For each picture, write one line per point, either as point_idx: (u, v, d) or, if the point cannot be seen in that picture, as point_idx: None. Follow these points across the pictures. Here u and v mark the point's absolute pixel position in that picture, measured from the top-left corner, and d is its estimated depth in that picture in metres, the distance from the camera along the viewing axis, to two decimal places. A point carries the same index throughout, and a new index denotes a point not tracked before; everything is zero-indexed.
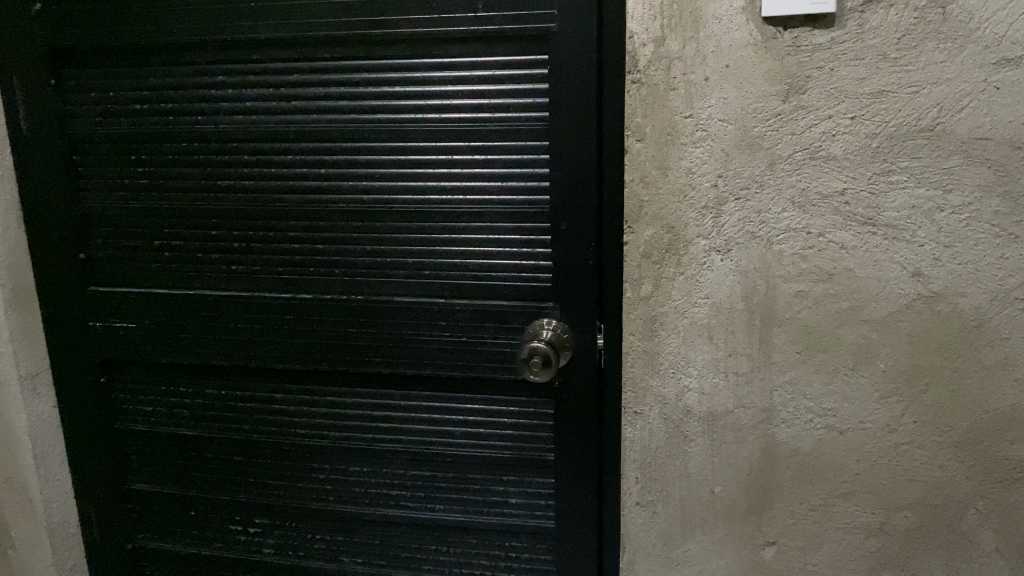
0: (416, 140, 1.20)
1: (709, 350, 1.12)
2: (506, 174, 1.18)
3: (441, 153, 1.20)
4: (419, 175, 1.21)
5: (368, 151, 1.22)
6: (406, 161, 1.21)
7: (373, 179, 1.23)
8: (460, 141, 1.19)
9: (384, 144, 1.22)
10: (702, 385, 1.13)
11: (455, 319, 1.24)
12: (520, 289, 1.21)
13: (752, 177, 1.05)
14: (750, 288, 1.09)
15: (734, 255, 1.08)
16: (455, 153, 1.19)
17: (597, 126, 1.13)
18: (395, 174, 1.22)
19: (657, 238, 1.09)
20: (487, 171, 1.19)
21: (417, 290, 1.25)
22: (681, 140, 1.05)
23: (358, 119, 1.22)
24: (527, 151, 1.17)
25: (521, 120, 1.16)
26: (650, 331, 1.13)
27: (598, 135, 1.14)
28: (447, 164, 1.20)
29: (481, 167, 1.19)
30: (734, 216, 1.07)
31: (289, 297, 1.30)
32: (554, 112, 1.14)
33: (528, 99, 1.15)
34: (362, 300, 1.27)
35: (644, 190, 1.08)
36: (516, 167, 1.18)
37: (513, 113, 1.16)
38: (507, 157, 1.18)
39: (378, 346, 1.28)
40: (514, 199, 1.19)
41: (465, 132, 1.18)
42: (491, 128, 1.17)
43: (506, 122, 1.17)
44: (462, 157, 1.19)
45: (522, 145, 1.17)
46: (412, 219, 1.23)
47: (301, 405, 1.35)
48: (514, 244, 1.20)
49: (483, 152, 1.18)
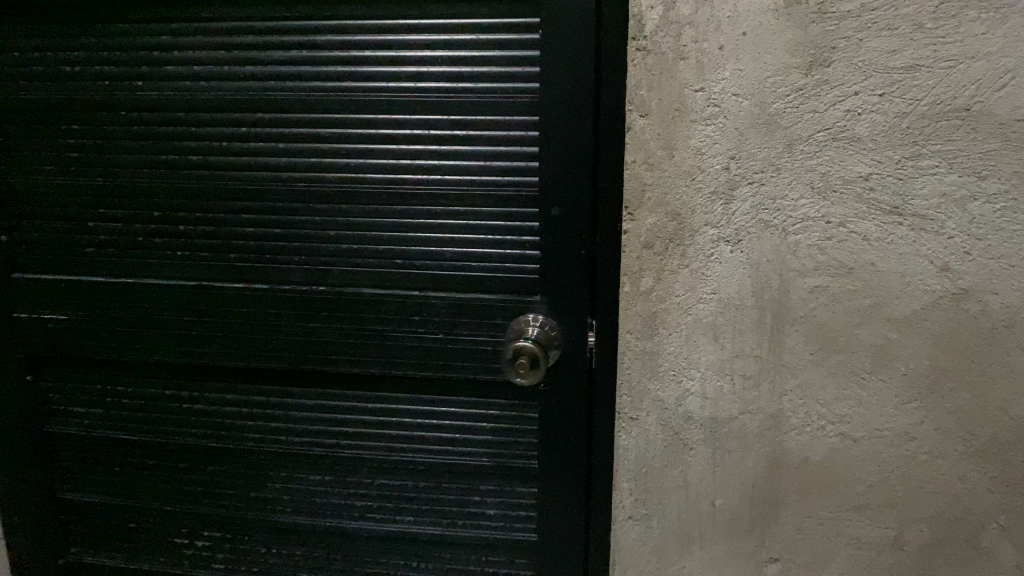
0: (387, 112, 1.07)
1: (714, 351, 1.01)
2: (490, 152, 1.06)
3: (416, 127, 1.07)
4: (391, 152, 1.08)
5: (334, 124, 1.09)
6: (377, 136, 1.08)
7: (338, 155, 1.10)
8: (438, 115, 1.06)
9: (352, 115, 1.08)
10: (705, 389, 1.03)
11: (431, 313, 1.12)
12: (504, 281, 1.09)
13: (768, 159, 0.94)
14: (761, 284, 0.98)
15: (745, 245, 0.97)
16: (433, 127, 1.06)
17: (594, 100, 1.02)
18: (365, 151, 1.09)
19: (661, 226, 0.98)
20: (467, 148, 1.06)
21: (387, 281, 1.12)
22: (690, 116, 0.94)
23: (323, 88, 1.08)
24: (514, 127, 1.04)
25: (508, 92, 1.04)
26: (650, 329, 1.02)
27: (594, 110, 1.02)
28: (423, 140, 1.07)
29: (462, 144, 1.06)
30: (746, 202, 0.96)
31: (242, 287, 1.16)
32: (546, 84, 1.02)
33: (517, 69, 1.03)
34: (325, 292, 1.14)
35: (647, 173, 0.97)
36: (500, 145, 1.05)
37: (498, 84, 1.04)
38: (492, 133, 1.05)
39: (344, 343, 1.15)
40: (498, 181, 1.06)
41: (444, 104, 1.05)
42: (473, 101, 1.05)
43: (490, 94, 1.04)
44: (441, 132, 1.06)
45: (509, 119, 1.04)
46: (382, 202, 1.10)
47: (256, 406, 1.22)
48: (498, 231, 1.08)
49: (464, 127, 1.06)
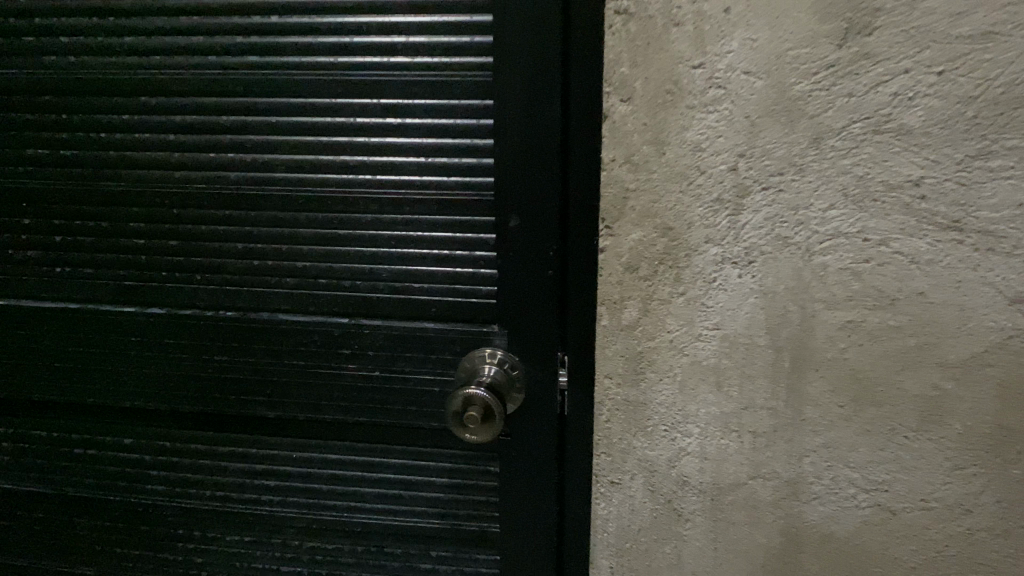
0: (300, 95, 0.84)
1: (716, 401, 0.79)
2: (431, 146, 0.83)
3: (337, 114, 0.84)
4: (308, 146, 0.85)
5: (235, 111, 0.86)
6: (288, 126, 0.85)
7: (242, 150, 0.87)
8: (365, 99, 0.83)
9: (255, 100, 0.85)
10: (704, 449, 0.81)
11: (363, 345, 0.90)
12: (453, 308, 0.88)
13: (788, 158, 0.72)
14: (777, 317, 0.76)
15: (757, 268, 0.75)
16: (358, 115, 0.84)
17: (562, 79, 0.79)
18: (275, 145, 0.86)
19: (647, 244, 0.76)
20: (403, 141, 0.83)
21: (309, 305, 0.90)
22: (685, 101, 0.72)
23: (219, 65, 0.85)
24: (461, 114, 0.82)
25: (452, 70, 0.81)
26: (634, 373, 0.80)
27: (563, 92, 0.79)
28: (347, 131, 0.84)
29: (395, 136, 0.83)
30: (759, 214, 0.74)
31: (133, 311, 0.94)
32: (501, 59, 0.80)
33: (463, 39, 0.80)
34: (234, 318, 0.92)
35: (630, 176, 0.75)
36: (444, 137, 0.83)
37: (439, 59, 0.81)
38: (433, 122, 0.82)
39: (259, 381, 0.94)
40: (443, 182, 0.84)
41: (372, 85, 0.82)
42: (408, 81, 0.82)
43: (429, 72, 0.81)
44: (369, 121, 0.84)
45: (454, 104, 0.82)
46: (298, 209, 0.87)
47: (160, 453, 1.00)
48: (443, 245, 0.86)
49: (398, 113, 0.83)
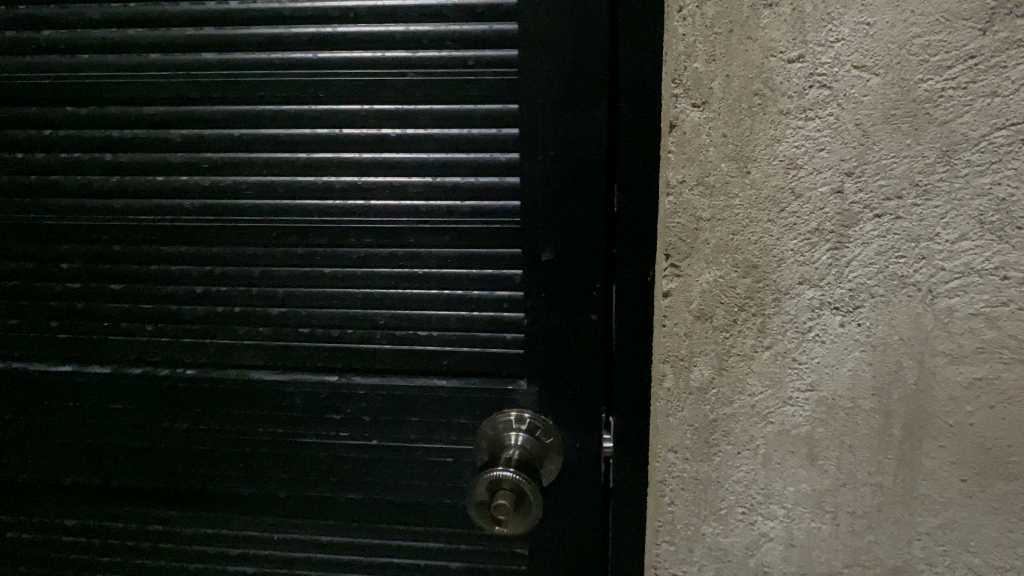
0: (269, 101, 0.66)
1: (808, 477, 0.64)
2: (439, 162, 0.66)
3: (317, 125, 0.66)
4: (282, 166, 0.68)
5: (187, 123, 0.68)
6: (257, 141, 0.67)
7: (199, 171, 0.69)
8: (353, 105, 0.65)
9: (213, 108, 0.67)
10: (791, 533, 0.66)
11: (356, 408, 0.73)
12: (469, 361, 0.70)
13: (909, 176, 0.56)
14: (887, 375, 0.61)
15: (864, 315, 0.59)
16: (344, 125, 0.66)
17: (609, 77, 0.62)
18: (240, 164, 0.68)
19: (725, 288, 0.60)
20: (403, 157, 0.66)
21: (288, 361, 0.73)
22: (778, 105, 0.55)
23: (164, 64, 0.67)
24: (477, 122, 0.65)
25: (464, 66, 0.63)
26: (705, 446, 0.64)
27: (610, 94, 0.63)
28: (331, 146, 0.67)
29: (393, 150, 0.66)
30: (869, 247, 0.58)
31: (73, 369, 0.77)
32: (528, 52, 0.62)
33: (478, 27, 0.63)
34: (195, 378, 0.75)
35: (704, 201, 0.58)
36: (455, 151, 0.65)
37: (446, 53, 0.63)
38: (441, 132, 0.65)
39: (230, 451, 0.76)
40: (454, 208, 0.67)
41: (361, 86, 0.65)
42: (408, 81, 0.64)
43: (434, 69, 0.63)
44: (359, 132, 0.66)
45: (468, 110, 0.64)
46: (270, 244, 0.70)
47: (110, 537, 0.82)
48: (455, 285, 0.69)
49: (395, 122, 0.65)
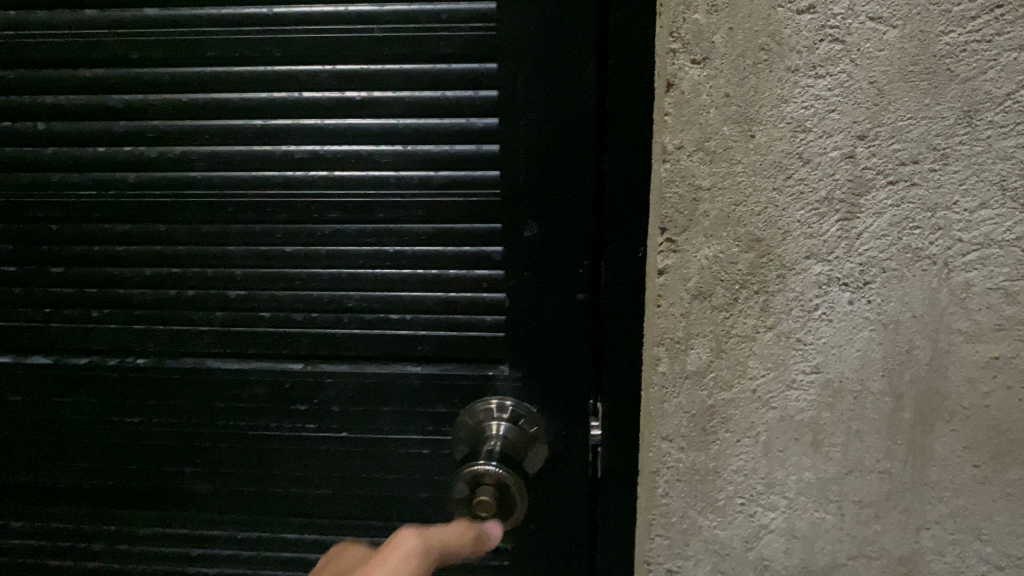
0: (220, 63, 0.59)
1: (812, 465, 0.60)
2: (410, 128, 0.60)
3: (273, 89, 0.60)
4: (236, 134, 0.61)
5: (128, 87, 0.61)
6: (207, 106, 0.61)
7: (143, 141, 0.62)
8: (314, 65, 0.59)
9: (158, 70, 0.60)
10: (793, 525, 0.61)
11: (324, 399, 0.68)
12: (446, 345, 0.65)
13: (927, 139, 0.51)
14: (898, 356, 0.56)
15: (875, 292, 0.55)
16: (304, 89, 0.60)
17: (597, 32, 0.57)
18: (189, 133, 0.62)
19: (726, 263, 0.55)
20: (368, 124, 0.60)
21: (248, 349, 0.67)
22: (786, 61, 0.50)
23: (101, 21, 0.60)
24: (451, 84, 0.59)
25: (437, 21, 0.57)
26: (703, 434, 0.59)
27: (598, 52, 0.57)
28: (289, 112, 0.60)
29: (359, 116, 0.60)
30: (882, 217, 0.53)
31: (13, 360, 0.70)
32: (508, 5, 0.57)
33: None
34: (146, 368, 0.68)
35: (704, 169, 0.53)
36: (428, 116, 0.59)
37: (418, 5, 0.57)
38: (412, 95, 0.59)
39: (188, 446, 0.71)
40: (427, 179, 0.61)
41: (321, 44, 0.58)
42: (375, 38, 0.58)
43: (405, 24, 0.57)
44: (320, 97, 0.60)
45: (441, 70, 0.58)
46: (226, 221, 0.63)
47: (60, 540, 0.76)
48: (430, 264, 0.63)
49: (360, 85, 0.59)
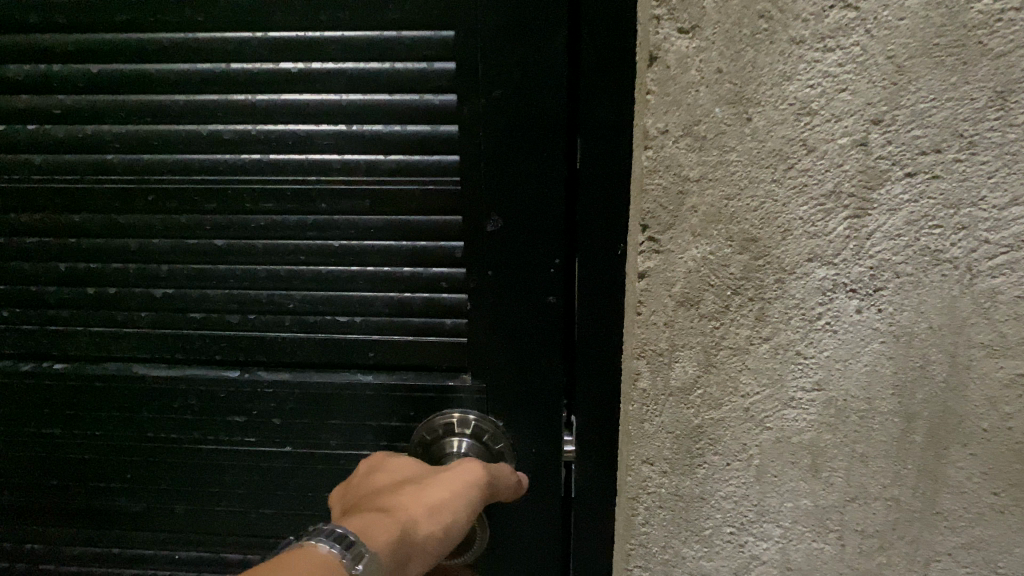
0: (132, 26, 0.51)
1: (810, 492, 0.53)
2: (355, 106, 0.52)
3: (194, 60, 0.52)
4: (153, 110, 0.53)
5: (28, 56, 0.53)
6: (120, 79, 0.53)
7: (51, 119, 0.54)
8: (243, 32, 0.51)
9: (63, 37, 0.52)
10: (787, 555, 0.55)
11: (264, 409, 0.61)
12: (398, 352, 0.58)
13: (952, 124, 0.44)
14: (910, 372, 0.49)
15: (887, 299, 0.48)
16: (230, 60, 0.52)
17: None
18: (102, 110, 0.54)
19: (716, 266, 0.47)
20: (307, 100, 0.52)
21: (178, 355, 0.60)
22: (790, 30, 0.43)
23: None
24: (400, 55, 0.51)
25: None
26: (687, 457, 0.52)
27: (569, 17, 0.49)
28: (216, 86, 0.52)
29: (293, 92, 0.52)
30: (897, 214, 0.46)
31: None
32: None
33: None
34: (64, 374, 0.61)
35: (692, 158, 0.45)
36: (375, 92, 0.52)
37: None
38: (355, 67, 0.51)
39: (116, 458, 0.64)
40: (374, 164, 0.53)
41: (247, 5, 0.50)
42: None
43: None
44: (251, 68, 0.52)
45: (388, 39, 0.50)
46: (147, 210, 0.56)
47: None
48: (381, 260, 0.56)
49: (295, 55, 0.51)
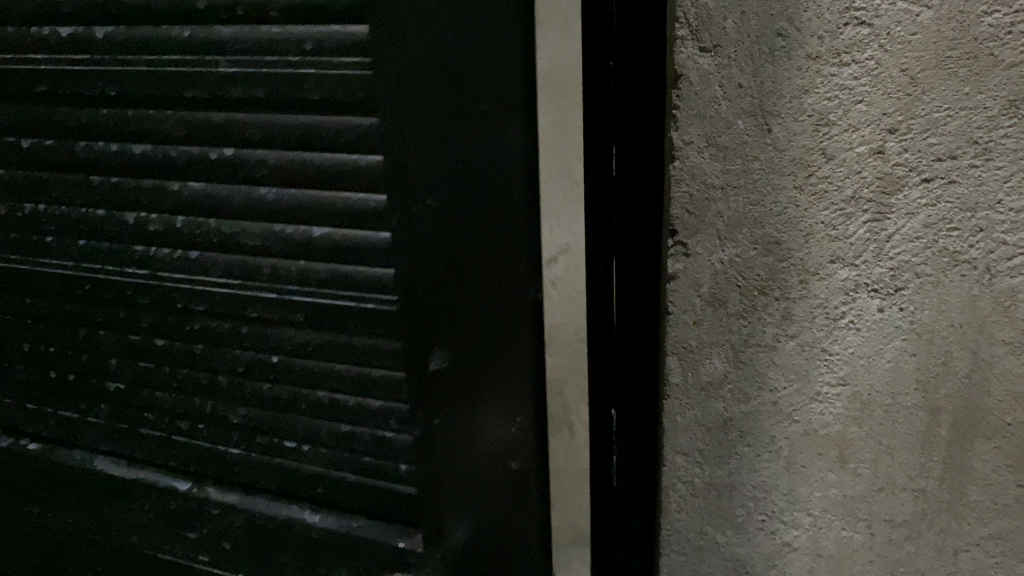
0: (104, 97, 0.67)
1: (838, 482, 0.55)
2: (318, 237, 0.64)
3: (211, 166, 0.65)
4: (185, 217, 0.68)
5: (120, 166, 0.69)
6: (175, 184, 0.67)
7: (121, 226, 0.71)
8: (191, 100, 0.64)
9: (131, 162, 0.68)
10: (817, 543, 0.57)
11: (212, 527, 0.76)
12: (340, 488, 0.70)
13: (967, 133, 0.46)
14: (932, 368, 0.51)
15: (908, 298, 0.50)
16: (236, 170, 0.65)
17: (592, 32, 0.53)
18: (151, 223, 0.69)
19: (742, 269, 0.50)
20: (273, 235, 0.65)
21: (170, 453, 0.77)
22: (807, 48, 0.46)
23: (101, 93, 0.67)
24: (354, 184, 0.62)
25: (336, 71, 0.59)
26: (719, 448, 0.56)
27: (590, 53, 0.54)
28: (230, 198, 0.66)
29: (276, 214, 0.65)
30: (915, 218, 0.48)
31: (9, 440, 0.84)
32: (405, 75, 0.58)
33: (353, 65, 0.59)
34: (39, 453, 0.83)
35: (715, 167, 0.49)
36: (339, 222, 0.63)
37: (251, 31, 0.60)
38: (308, 196, 0.63)
39: (110, 542, 0.82)
40: (335, 279, 0.65)
41: (189, 76, 0.63)
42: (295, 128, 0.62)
43: (303, 70, 0.60)
44: (241, 188, 0.65)
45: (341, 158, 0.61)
46: (132, 291, 0.72)
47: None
48: (342, 380, 0.67)
49: (273, 182, 0.64)
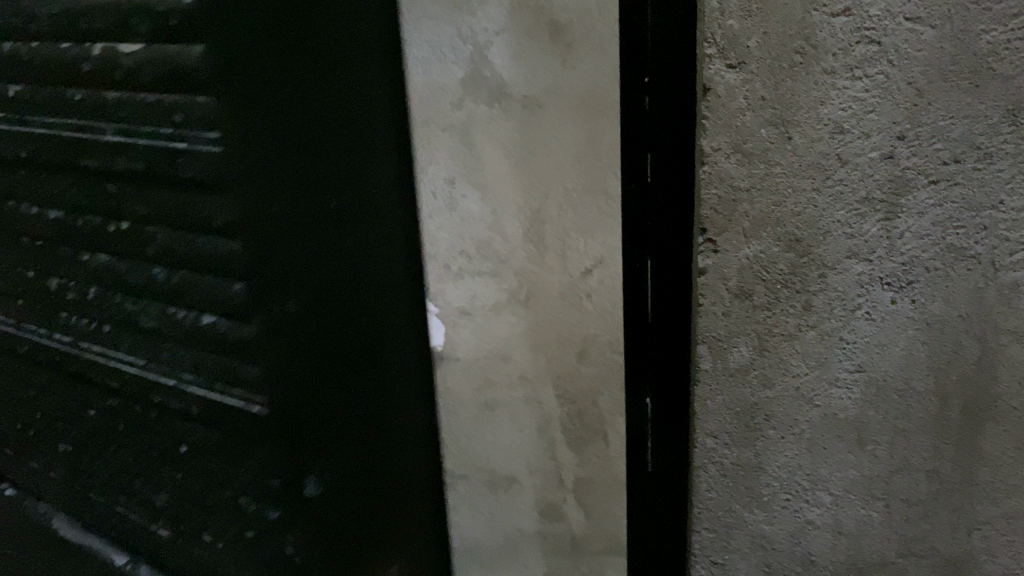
0: (16, 161, 0.66)
1: (857, 463, 0.60)
2: (185, 342, 0.61)
3: (99, 254, 0.64)
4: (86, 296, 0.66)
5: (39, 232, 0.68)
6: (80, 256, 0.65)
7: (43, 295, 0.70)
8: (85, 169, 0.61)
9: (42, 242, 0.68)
10: (838, 522, 0.62)
11: None
12: None
13: (969, 139, 0.51)
14: (944, 355, 0.56)
15: (918, 290, 0.55)
16: (124, 257, 0.62)
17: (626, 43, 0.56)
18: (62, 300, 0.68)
19: (766, 264, 0.56)
20: (159, 329, 0.62)
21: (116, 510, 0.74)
22: (823, 63, 0.51)
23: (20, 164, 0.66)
24: (212, 278, 0.57)
25: (185, 140, 0.54)
26: (746, 431, 0.60)
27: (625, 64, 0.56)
28: (119, 285, 0.63)
29: (160, 306, 0.61)
30: (924, 217, 0.53)
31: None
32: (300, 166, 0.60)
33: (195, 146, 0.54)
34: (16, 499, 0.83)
35: (741, 172, 0.54)
36: (200, 328, 0.59)
37: (130, 93, 0.56)
38: (182, 298, 0.59)
39: None
40: (202, 385, 0.61)
41: (92, 151, 0.59)
42: (167, 220, 0.58)
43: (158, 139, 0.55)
44: (129, 274, 0.62)
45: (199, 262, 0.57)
46: (67, 357, 0.70)
47: None
48: (224, 489, 0.63)
49: (153, 272, 0.60)
